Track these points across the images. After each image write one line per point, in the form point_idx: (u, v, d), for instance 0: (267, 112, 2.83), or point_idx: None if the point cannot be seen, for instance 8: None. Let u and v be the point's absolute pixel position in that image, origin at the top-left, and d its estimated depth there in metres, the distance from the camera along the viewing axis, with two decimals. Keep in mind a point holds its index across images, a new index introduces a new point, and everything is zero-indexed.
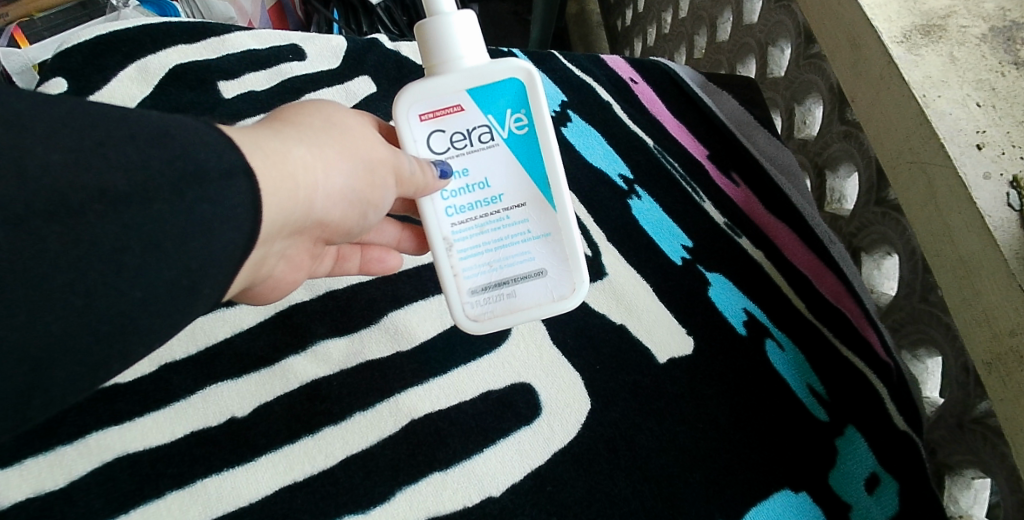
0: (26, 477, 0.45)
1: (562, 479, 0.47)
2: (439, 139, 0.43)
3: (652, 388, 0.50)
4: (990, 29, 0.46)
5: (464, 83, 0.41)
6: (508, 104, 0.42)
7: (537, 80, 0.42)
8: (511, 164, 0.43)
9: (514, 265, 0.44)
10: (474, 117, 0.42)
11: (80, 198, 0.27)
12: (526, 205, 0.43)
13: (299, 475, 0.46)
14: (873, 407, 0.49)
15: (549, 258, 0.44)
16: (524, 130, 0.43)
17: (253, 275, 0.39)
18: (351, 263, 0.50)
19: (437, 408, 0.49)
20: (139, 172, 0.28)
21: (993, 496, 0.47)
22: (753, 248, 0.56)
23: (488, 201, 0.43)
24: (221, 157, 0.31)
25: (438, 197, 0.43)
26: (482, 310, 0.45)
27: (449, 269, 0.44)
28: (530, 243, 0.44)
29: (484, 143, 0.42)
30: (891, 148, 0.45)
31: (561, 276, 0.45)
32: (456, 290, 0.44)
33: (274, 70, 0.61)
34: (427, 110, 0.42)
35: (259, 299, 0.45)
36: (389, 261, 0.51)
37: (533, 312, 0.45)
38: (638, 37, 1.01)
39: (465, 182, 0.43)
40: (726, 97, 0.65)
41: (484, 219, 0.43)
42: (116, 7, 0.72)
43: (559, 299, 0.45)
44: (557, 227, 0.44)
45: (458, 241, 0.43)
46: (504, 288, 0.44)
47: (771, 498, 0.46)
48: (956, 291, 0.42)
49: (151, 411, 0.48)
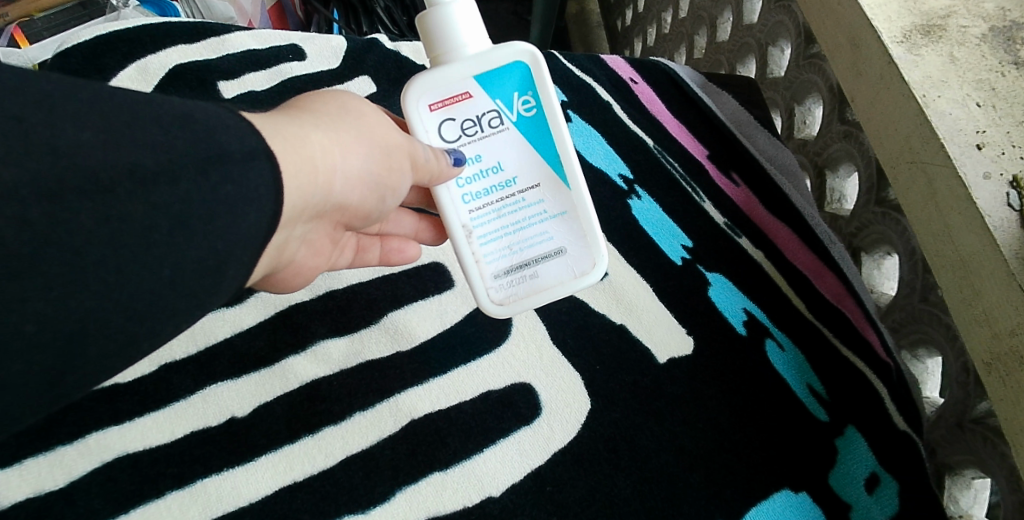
0: (25, 477, 0.45)
1: (562, 480, 0.47)
2: (450, 127, 0.42)
3: (652, 389, 0.50)
4: (990, 29, 0.46)
5: (471, 70, 0.41)
6: (515, 87, 0.42)
7: (540, 62, 0.42)
8: (522, 147, 0.43)
9: (534, 246, 0.44)
10: (483, 103, 0.42)
11: (93, 188, 0.26)
12: (540, 186, 0.43)
13: (299, 475, 0.46)
14: (872, 407, 0.50)
15: (568, 236, 0.45)
16: (531, 112, 0.43)
17: (276, 259, 0.39)
18: (371, 254, 0.50)
19: (437, 408, 0.49)
20: (153, 162, 0.28)
21: (993, 496, 0.47)
22: (753, 248, 0.56)
23: (504, 185, 0.43)
24: (243, 141, 0.31)
25: (454, 185, 0.43)
26: (506, 293, 0.45)
27: (470, 255, 0.44)
28: (547, 223, 0.44)
29: (494, 128, 0.43)
30: (891, 147, 0.45)
31: (580, 253, 0.45)
32: (479, 276, 0.44)
33: (275, 70, 0.61)
34: (437, 100, 0.42)
35: (281, 286, 0.46)
36: (409, 252, 0.51)
37: (557, 291, 0.45)
38: (638, 37, 1.01)
39: (479, 167, 0.43)
40: (726, 97, 0.64)
41: (501, 202, 0.43)
42: (116, 7, 0.72)
43: (581, 276, 0.45)
44: (573, 205, 0.44)
45: (477, 227, 0.43)
46: (526, 270, 0.44)
47: (770, 498, 0.46)
48: (956, 291, 0.42)
49: (150, 411, 0.48)
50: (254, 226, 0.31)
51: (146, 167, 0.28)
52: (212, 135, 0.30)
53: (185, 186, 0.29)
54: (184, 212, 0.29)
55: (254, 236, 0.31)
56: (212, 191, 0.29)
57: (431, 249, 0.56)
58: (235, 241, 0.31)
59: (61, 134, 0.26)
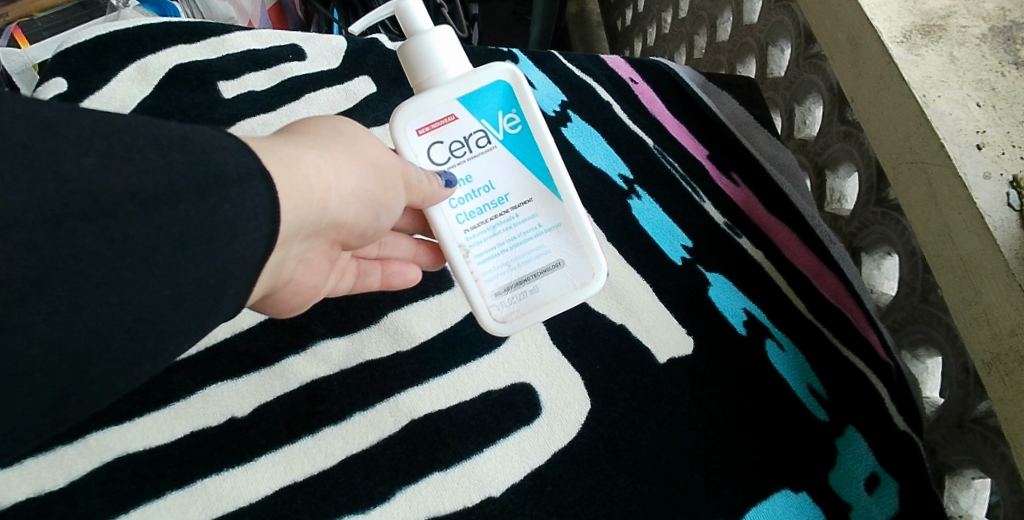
0: (25, 478, 0.45)
1: (562, 479, 0.47)
2: (438, 150, 0.43)
3: (652, 388, 0.50)
4: (990, 29, 0.46)
5: (453, 93, 0.42)
6: (499, 106, 0.43)
7: (521, 80, 0.43)
8: (511, 164, 0.43)
9: (532, 261, 0.44)
10: (468, 124, 0.42)
11: (93, 190, 0.26)
12: (533, 201, 0.43)
13: (299, 475, 0.46)
14: (872, 406, 0.50)
15: (565, 249, 0.44)
16: (517, 129, 0.43)
17: (274, 279, 0.39)
18: (372, 278, 0.50)
19: (437, 408, 0.49)
20: (152, 162, 0.28)
21: (993, 496, 0.47)
22: (753, 248, 0.56)
23: (496, 202, 0.43)
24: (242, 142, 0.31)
25: (447, 206, 0.43)
26: (508, 310, 0.45)
27: (469, 275, 0.44)
28: (543, 237, 0.44)
29: (481, 148, 0.43)
30: (891, 147, 0.45)
31: (579, 265, 0.45)
32: (480, 295, 0.44)
33: (274, 70, 0.61)
34: (423, 124, 0.42)
35: (278, 309, 0.46)
36: (409, 274, 0.51)
37: (559, 305, 0.45)
38: (638, 37, 1.01)
39: (470, 188, 0.43)
40: (726, 97, 0.64)
41: (495, 220, 0.43)
42: (116, 7, 0.72)
43: (582, 287, 0.45)
44: (567, 217, 0.44)
45: (473, 247, 0.43)
46: (526, 285, 0.44)
47: (770, 498, 0.46)
48: (957, 291, 0.42)
49: (150, 411, 0.48)
50: (253, 226, 0.31)
51: (146, 167, 0.28)
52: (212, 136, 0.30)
53: (184, 187, 0.29)
54: (184, 211, 0.29)
55: (254, 235, 0.31)
56: (212, 191, 0.29)
57: None
58: (237, 240, 0.31)
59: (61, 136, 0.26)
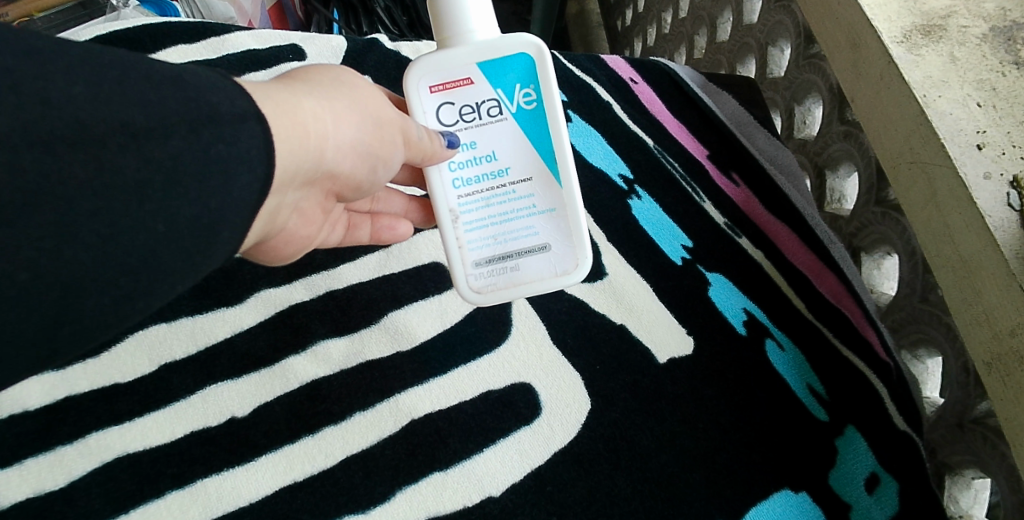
0: (26, 477, 0.45)
1: (562, 480, 0.46)
2: (448, 110, 0.43)
3: (652, 388, 0.50)
4: (990, 28, 0.46)
5: (473, 57, 0.42)
6: (517, 79, 0.42)
7: (545, 56, 0.42)
8: (518, 139, 0.43)
9: (517, 240, 0.44)
10: (483, 91, 0.42)
11: (97, 182, 0.27)
12: (532, 180, 0.43)
13: (299, 475, 0.46)
14: (873, 407, 0.50)
15: (553, 233, 0.44)
16: (532, 105, 0.43)
17: (268, 226, 0.39)
18: (361, 232, 0.50)
19: (437, 408, 0.49)
20: (152, 156, 0.28)
21: (993, 497, 0.47)
22: (753, 248, 0.56)
23: (495, 175, 0.43)
24: (242, 141, 0.31)
25: (446, 168, 0.43)
26: (485, 282, 0.45)
27: (454, 240, 0.44)
28: (535, 218, 0.44)
29: (492, 117, 0.43)
30: (891, 147, 0.45)
31: (564, 252, 0.45)
32: (460, 261, 0.44)
33: (274, 70, 0.61)
34: (438, 82, 0.42)
35: (273, 255, 0.46)
36: (399, 229, 0.52)
37: (534, 287, 0.45)
38: (638, 37, 1.01)
39: (472, 154, 0.43)
40: (726, 97, 0.64)
41: (491, 192, 0.43)
42: (116, 7, 0.72)
43: (561, 275, 0.45)
44: (563, 203, 0.44)
45: (464, 213, 0.44)
46: (507, 262, 0.44)
47: (771, 498, 0.46)
48: (957, 291, 0.42)
49: (150, 411, 0.47)
50: None
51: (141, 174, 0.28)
52: (217, 134, 0.30)
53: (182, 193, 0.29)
54: None
55: None
56: None
57: (431, 249, 0.56)
58: None
59: (68, 128, 0.26)
